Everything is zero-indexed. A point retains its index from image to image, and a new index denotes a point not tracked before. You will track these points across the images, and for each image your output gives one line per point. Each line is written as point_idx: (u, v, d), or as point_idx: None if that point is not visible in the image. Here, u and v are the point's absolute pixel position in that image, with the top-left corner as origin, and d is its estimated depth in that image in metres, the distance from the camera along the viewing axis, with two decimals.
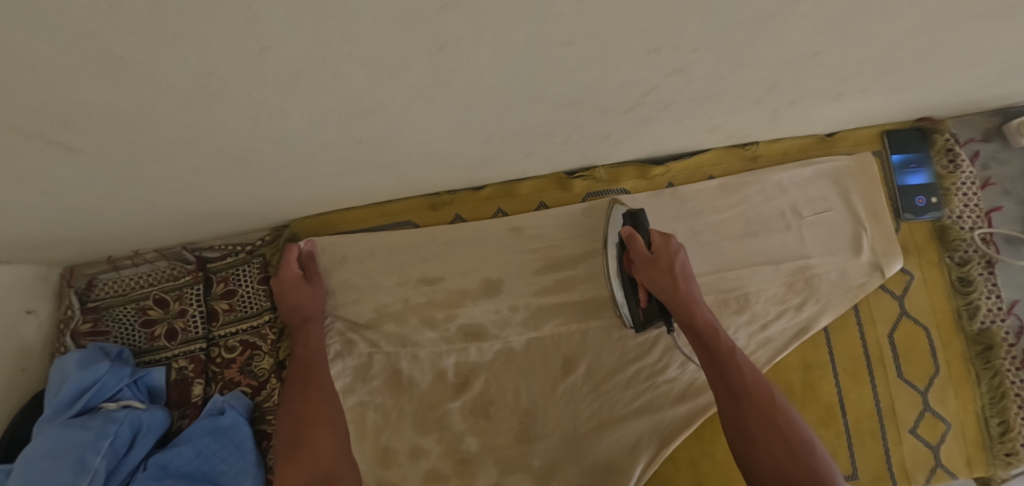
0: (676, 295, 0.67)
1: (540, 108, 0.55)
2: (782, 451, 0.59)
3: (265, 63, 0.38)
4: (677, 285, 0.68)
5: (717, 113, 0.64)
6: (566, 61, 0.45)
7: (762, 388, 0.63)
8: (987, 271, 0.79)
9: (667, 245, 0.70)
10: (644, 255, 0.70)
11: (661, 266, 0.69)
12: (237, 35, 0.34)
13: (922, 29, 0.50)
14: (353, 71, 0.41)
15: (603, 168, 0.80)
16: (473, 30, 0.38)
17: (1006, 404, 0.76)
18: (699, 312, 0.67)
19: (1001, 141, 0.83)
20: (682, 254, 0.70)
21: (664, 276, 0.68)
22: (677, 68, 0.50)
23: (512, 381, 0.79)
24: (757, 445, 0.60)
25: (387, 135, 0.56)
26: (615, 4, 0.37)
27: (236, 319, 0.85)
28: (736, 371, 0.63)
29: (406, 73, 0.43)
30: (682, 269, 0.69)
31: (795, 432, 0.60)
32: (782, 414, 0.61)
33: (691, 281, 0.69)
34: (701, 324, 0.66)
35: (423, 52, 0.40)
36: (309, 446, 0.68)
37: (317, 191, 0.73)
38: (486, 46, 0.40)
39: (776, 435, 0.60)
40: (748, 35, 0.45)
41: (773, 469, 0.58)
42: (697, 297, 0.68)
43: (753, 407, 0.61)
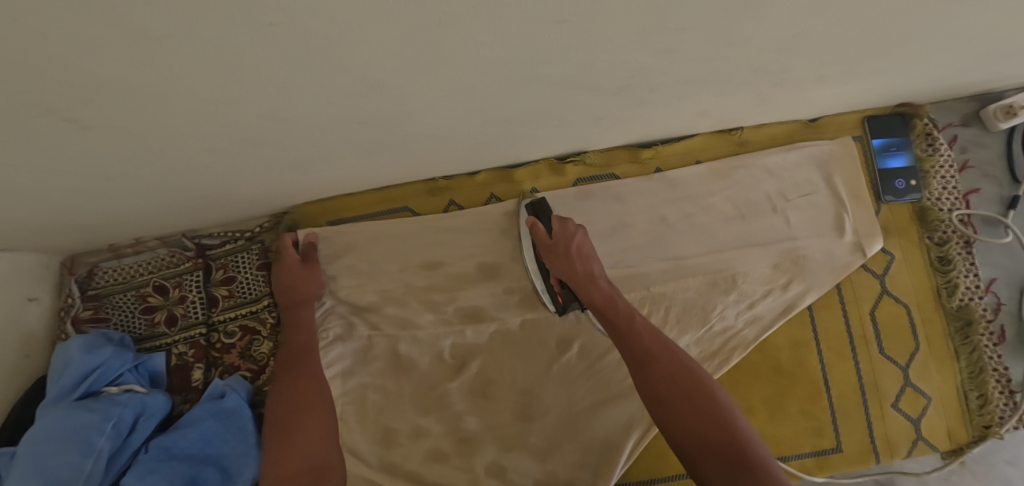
0: (574, 277, 0.70)
1: (538, 88, 0.57)
2: (689, 409, 0.61)
3: (274, 38, 0.40)
4: (573, 268, 0.70)
5: (706, 97, 0.67)
6: (560, 40, 0.47)
7: (662, 351, 0.65)
8: (965, 250, 0.83)
9: (564, 230, 0.72)
10: (547, 243, 0.73)
11: (558, 251, 0.72)
12: (248, 7, 0.36)
13: (898, 12, 0.53)
14: (358, 48, 0.43)
15: (595, 153, 0.82)
16: (471, 7, 0.40)
17: (984, 378, 0.80)
18: (596, 290, 0.69)
19: (978, 126, 0.87)
20: (580, 234, 0.72)
21: (564, 262, 0.71)
22: (666, 49, 0.52)
23: (508, 361, 0.80)
24: (668, 408, 0.62)
25: (390, 116, 0.59)
26: None
27: (236, 305, 0.86)
28: (638, 342, 0.65)
29: (408, 51, 0.45)
30: (580, 249, 0.71)
31: (699, 388, 0.62)
32: (686, 374, 0.63)
33: (591, 259, 0.71)
34: (602, 302, 0.69)
35: (425, 30, 0.42)
36: (301, 433, 0.69)
37: (318, 175, 0.75)
38: (483, 23, 0.42)
39: (683, 396, 0.62)
40: (733, 15, 0.48)
41: (685, 429, 0.60)
42: (595, 274, 0.70)
43: (658, 373, 0.63)
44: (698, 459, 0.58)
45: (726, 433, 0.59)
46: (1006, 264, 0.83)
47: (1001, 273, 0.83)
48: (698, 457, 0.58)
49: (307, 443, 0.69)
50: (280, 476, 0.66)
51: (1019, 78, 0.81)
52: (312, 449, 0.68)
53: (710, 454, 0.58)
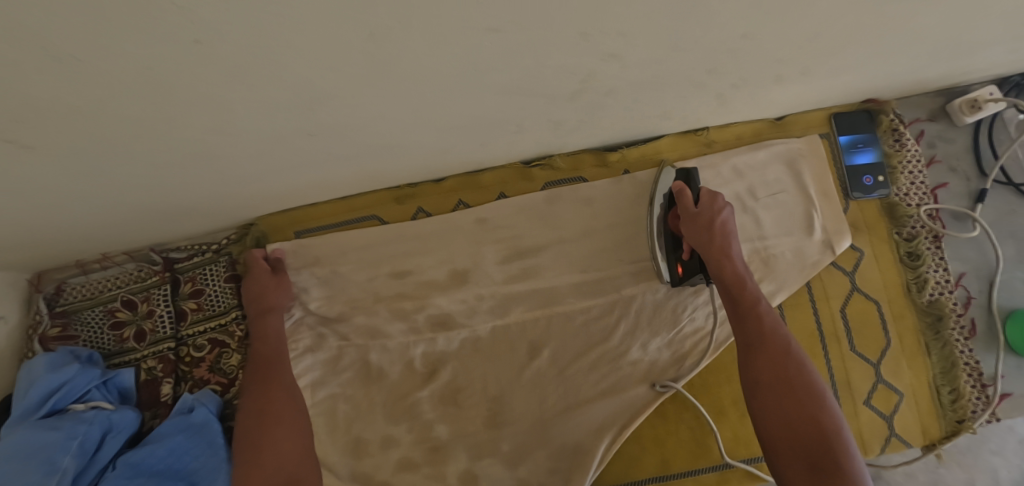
0: (710, 249, 0.67)
1: (488, 95, 0.57)
2: (792, 403, 0.60)
3: (204, 56, 0.40)
4: (712, 241, 0.67)
5: (665, 99, 0.67)
6: (498, 47, 0.47)
7: (779, 342, 0.63)
8: (934, 245, 0.82)
9: (712, 203, 0.69)
10: (689, 211, 0.70)
11: (701, 221, 0.69)
12: (173, 27, 0.35)
13: (844, 12, 0.53)
14: (293, 61, 0.43)
15: (561, 156, 0.83)
16: (401, 20, 0.39)
17: (956, 373, 0.80)
18: (729, 266, 0.66)
19: (945, 120, 0.87)
20: (727, 211, 0.69)
21: (702, 233, 0.68)
22: (611, 54, 0.52)
23: (479, 368, 0.80)
24: (768, 397, 0.61)
25: (341, 126, 0.59)
26: None
27: (204, 318, 0.85)
28: (755, 327, 0.64)
29: (345, 62, 0.45)
30: (725, 225, 0.68)
31: (807, 386, 0.61)
32: (796, 369, 0.62)
33: (732, 237, 0.68)
34: (730, 279, 0.66)
35: (358, 42, 0.42)
36: (270, 447, 0.69)
37: (280, 185, 0.74)
38: (418, 34, 0.42)
39: (788, 390, 0.61)
40: (672, 20, 0.48)
41: (780, 421, 0.59)
42: (731, 252, 0.67)
43: (767, 358, 0.62)
44: (782, 452, 0.58)
45: (825, 440, 0.57)
46: (973, 257, 0.84)
47: (970, 267, 0.83)
48: (783, 450, 0.58)
49: (278, 454, 0.69)
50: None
51: (981, 73, 0.82)
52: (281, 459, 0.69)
53: (798, 452, 0.57)
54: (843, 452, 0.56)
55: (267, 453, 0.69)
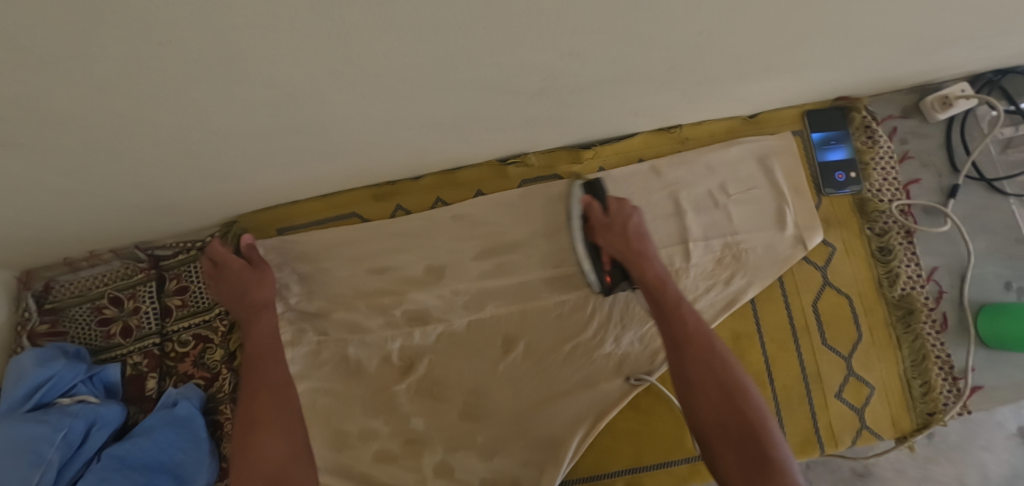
0: (630, 253, 0.71)
1: (454, 93, 0.59)
2: (718, 397, 0.64)
3: (172, 60, 0.41)
4: (629, 246, 0.71)
5: (632, 96, 0.68)
6: (456, 48, 0.49)
7: (702, 337, 0.67)
8: (906, 240, 0.83)
9: (621, 209, 0.74)
10: (600, 220, 0.73)
11: (616, 229, 0.72)
12: (134, 33, 0.37)
13: (796, 11, 0.54)
14: (259, 66, 0.45)
15: (536, 154, 0.84)
16: (357, 25, 0.41)
17: (926, 366, 0.81)
18: (650, 268, 0.70)
19: (918, 117, 0.88)
20: (636, 215, 0.74)
21: (620, 240, 0.72)
22: (570, 52, 0.54)
23: (455, 361, 0.81)
24: (694, 391, 0.65)
25: (313, 124, 0.61)
26: None
27: (188, 314, 0.87)
28: (679, 325, 0.67)
29: (309, 65, 0.47)
30: (637, 229, 0.73)
31: (730, 377, 0.65)
32: (720, 363, 0.65)
33: (647, 239, 0.72)
34: (650, 280, 0.70)
35: (319, 46, 0.44)
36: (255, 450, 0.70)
37: (259, 183, 0.76)
38: (375, 35, 0.43)
39: (713, 383, 0.64)
40: (625, 19, 0.49)
41: (707, 413, 0.64)
42: (650, 255, 0.71)
43: (693, 354, 0.66)
44: (711, 441, 0.63)
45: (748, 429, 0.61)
46: (946, 252, 0.84)
47: (942, 262, 0.84)
48: (716, 442, 0.62)
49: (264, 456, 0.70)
50: None
51: (951, 69, 0.83)
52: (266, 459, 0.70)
53: (725, 440, 0.62)
54: (764, 438, 0.61)
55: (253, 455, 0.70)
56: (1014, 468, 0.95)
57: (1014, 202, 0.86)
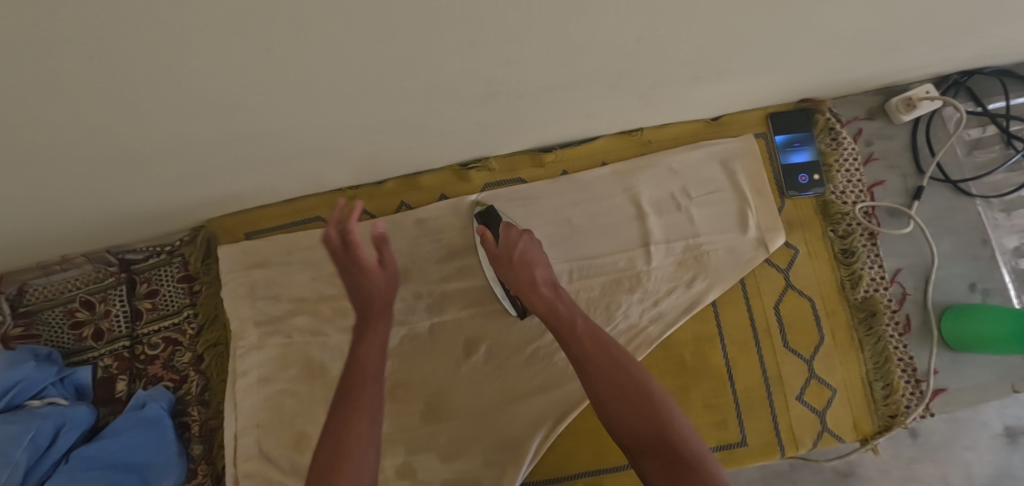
0: (520, 283, 0.71)
1: (399, 100, 0.60)
2: (628, 411, 0.61)
3: (106, 71, 0.42)
4: (516, 277, 0.71)
5: (584, 101, 0.68)
6: (391, 57, 0.50)
7: (603, 353, 0.65)
8: (869, 242, 0.83)
9: (508, 237, 0.74)
10: (492, 252, 0.74)
11: (503, 260, 0.73)
12: (62, 46, 0.38)
13: (735, 16, 0.54)
14: (194, 77, 0.46)
15: (496, 159, 0.85)
16: (283, 36, 0.42)
17: (889, 368, 0.81)
18: (539, 297, 0.70)
19: (883, 118, 0.88)
20: (523, 241, 0.74)
21: (509, 271, 0.72)
22: (510, 59, 0.55)
23: (418, 364, 0.82)
24: (608, 409, 0.63)
25: (264, 132, 0.62)
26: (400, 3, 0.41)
27: (158, 317, 0.88)
28: (578, 346, 0.66)
29: (245, 75, 0.48)
30: (524, 255, 0.73)
31: (637, 387, 0.63)
32: (624, 374, 0.63)
33: (534, 264, 0.72)
34: (544, 308, 0.69)
35: (250, 55, 0.44)
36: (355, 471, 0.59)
37: (222, 189, 0.77)
38: (304, 44, 0.44)
39: (621, 396, 0.62)
40: (557, 26, 0.50)
41: (626, 427, 0.61)
42: (540, 279, 0.71)
43: (597, 372, 0.64)
44: (636, 453, 0.61)
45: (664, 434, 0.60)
46: (911, 253, 0.84)
47: (906, 263, 0.84)
48: (639, 455, 0.61)
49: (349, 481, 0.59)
50: None
51: (913, 71, 0.83)
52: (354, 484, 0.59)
53: (649, 450, 0.60)
54: (679, 440, 0.59)
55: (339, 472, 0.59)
56: (996, 468, 0.94)
57: (979, 203, 0.87)
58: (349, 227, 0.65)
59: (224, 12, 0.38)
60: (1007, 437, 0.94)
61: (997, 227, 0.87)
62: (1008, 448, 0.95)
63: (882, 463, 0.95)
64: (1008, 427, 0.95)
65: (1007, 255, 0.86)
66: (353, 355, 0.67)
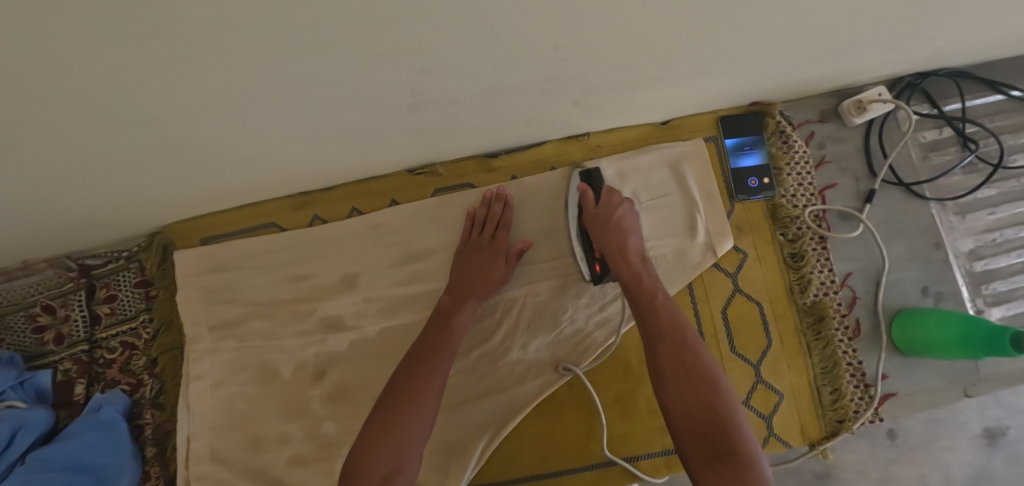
0: (609, 247, 0.73)
1: (323, 109, 0.61)
2: (688, 390, 0.59)
3: (13, 79, 0.45)
4: (608, 239, 0.73)
5: (519, 107, 0.68)
6: (298, 68, 0.51)
7: (676, 329, 0.63)
8: (819, 246, 0.83)
9: (610, 201, 0.77)
10: (592, 211, 0.77)
11: (599, 221, 0.75)
12: None
13: (647, 24, 0.54)
14: (106, 84, 0.49)
15: (443, 165, 0.85)
16: (179, 46, 0.45)
17: (837, 372, 0.80)
18: (623, 265, 0.71)
19: (837, 121, 0.87)
20: (623, 208, 0.76)
21: (603, 231, 0.74)
22: (424, 68, 0.55)
23: (367, 368, 0.83)
24: (664, 382, 0.61)
25: (195, 141, 0.63)
26: (286, 19, 0.43)
27: (117, 322, 0.89)
28: (653, 317, 0.65)
29: (157, 83, 0.50)
30: (621, 221, 0.75)
31: (703, 371, 0.60)
32: (692, 355, 0.61)
33: (629, 233, 0.73)
34: (626, 276, 0.70)
35: (157, 67, 0.47)
36: (401, 432, 0.64)
37: (169, 197, 0.78)
38: (207, 59, 0.47)
39: (683, 374, 0.60)
40: (460, 35, 0.50)
41: (678, 405, 0.59)
42: (630, 249, 0.72)
43: (665, 345, 0.63)
44: (681, 435, 0.58)
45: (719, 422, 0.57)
46: (861, 257, 0.84)
47: (857, 267, 0.84)
48: (686, 440, 0.58)
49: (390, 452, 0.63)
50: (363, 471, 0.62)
51: (865, 74, 0.82)
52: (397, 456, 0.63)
53: (696, 433, 0.57)
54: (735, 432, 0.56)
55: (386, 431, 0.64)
56: (975, 471, 0.92)
57: (933, 206, 0.86)
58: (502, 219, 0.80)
59: (117, 26, 0.41)
60: (986, 437, 0.92)
61: (952, 230, 0.86)
62: (987, 449, 0.93)
63: (860, 464, 0.93)
64: (987, 428, 0.93)
65: (962, 258, 0.85)
66: (443, 331, 0.74)
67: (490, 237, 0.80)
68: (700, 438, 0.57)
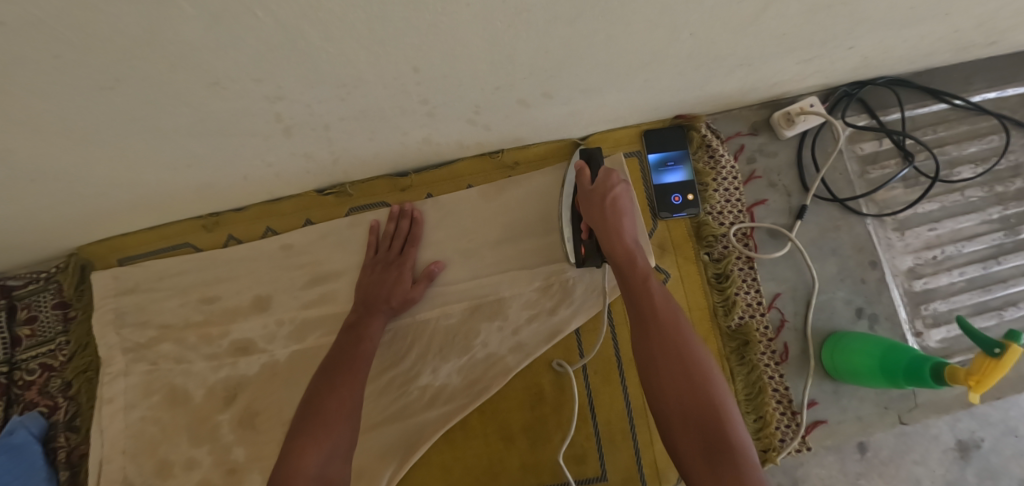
0: (603, 226, 0.63)
1: (187, 137, 0.58)
2: (684, 385, 0.52)
3: None
4: (604, 220, 0.64)
5: (407, 127, 0.66)
6: (137, 102, 0.49)
7: (671, 317, 0.56)
8: (746, 266, 0.80)
9: (608, 178, 0.67)
10: (587, 189, 0.68)
11: (595, 200, 0.66)
12: None
13: (511, 47, 0.50)
14: None
15: (353, 185, 0.84)
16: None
17: (763, 400, 0.76)
18: (620, 243, 0.61)
19: (768, 134, 0.83)
20: (622, 188, 0.66)
21: (597, 213, 0.65)
22: (277, 95, 0.52)
23: (277, 392, 0.81)
24: (656, 371, 0.53)
25: (63, 172, 0.60)
26: (89, 54, 0.40)
27: (36, 344, 0.87)
28: (646, 302, 0.57)
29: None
30: (616, 201, 0.65)
31: (697, 359, 0.53)
32: (686, 343, 0.54)
33: (624, 213, 0.64)
34: (620, 257, 0.61)
35: None
36: (333, 437, 0.60)
37: (67, 223, 0.76)
38: (28, 96, 0.45)
39: (677, 362, 0.53)
40: (298, 61, 0.46)
41: (669, 393, 0.52)
42: (626, 231, 0.63)
43: (658, 331, 0.55)
44: (675, 427, 0.51)
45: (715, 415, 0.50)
46: (791, 277, 0.80)
47: (786, 288, 0.80)
48: (678, 429, 0.51)
49: (320, 464, 0.58)
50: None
51: (792, 85, 0.78)
52: (325, 468, 0.58)
53: (689, 425, 0.50)
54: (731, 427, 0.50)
55: (311, 441, 0.59)
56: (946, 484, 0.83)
57: (871, 222, 0.82)
58: (411, 237, 0.79)
59: None
60: (959, 451, 0.84)
61: (890, 248, 0.81)
62: (960, 463, 0.84)
63: (829, 478, 0.83)
64: (960, 441, 0.84)
65: (900, 277, 0.81)
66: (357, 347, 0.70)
67: (398, 254, 0.78)
68: (696, 431, 0.50)
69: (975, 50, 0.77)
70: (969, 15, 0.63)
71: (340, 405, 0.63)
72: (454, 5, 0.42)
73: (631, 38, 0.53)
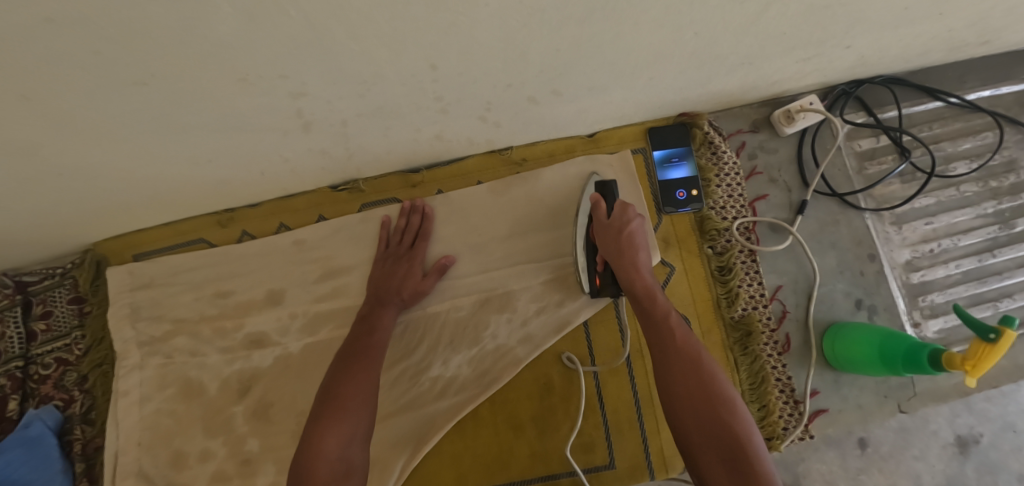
0: (621, 260, 0.65)
1: (211, 133, 0.60)
2: (707, 418, 0.52)
3: None
4: (621, 254, 0.65)
5: (420, 124, 0.68)
6: (164, 97, 0.51)
7: (691, 350, 0.56)
8: (748, 260, 0.82)
9: (625, 213, 0.69)
10: (603, 222, 0.70)
11: (611, 233, 0.68)
12: None
13: (524, 45, 0.53)
14: None
15: (365, 181, 0.86)
16: (34, 80, 0.44)
17: (766, 389, 0.78)
18: (638, 279, 0.63)
19: (769, 131, 0.86)
20: (638, 221, 0.68)
21: (613, 244, 0.67)
22: (298, 91, 0.54)
23: (290, 384, 0.82)
24: (678, 403, 0.54)
25: (87, 167, 0.62)
26: (126, 50, 0.42)
27: (52, 338, 0.88)
28: (667, 336, 0.58)
29: (23, 115, 0.49)
30: (633, 235, 0.67)
31: (720, 390, 0.54)
32: (708, 376, 0.55)
33: (640, 248, 0.66)
34: (639, 292, 0.62)
35: (14, 99, 0.46)
36: (351, 420, 0.62)
37: (87, 218, 0.78)
38: (64, 91, 0.47)
39: (700, 396, 0.54)
40: (321, 58, 0.48)
41: (693, 426, 0.53)
42: (643, 267, 0.64)
43: (680, 365, 0.56)
44: (700, 459, 0.52)
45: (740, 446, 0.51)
46: (791, 269, 0.82)
47: (787, 280, 0.82)
48: (704, 463, 0.52)
49: (341, 448, 0.60)
50: (310, 476, 0.57)
51: (792, 83, 0.80)
52: (346, 451, 0.60)
53: (716, 460, 0.51)
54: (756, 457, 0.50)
55: (331, 427, 0.61)
56: (946, 478, 0.85)
57: (869, 216, 0.84)
58: (422, 231, 0.81)
59: None
60: (958, 445, 0.85)
61: (888, 242, 0.84)
62: (959, 457, 0.86)
63: (830, 474, 0.85)
64: (959, 434, 0.86)
65: (898, 269, 0.83)
66: (372, 337, 0.72)
67: (410, 247, 0.81)
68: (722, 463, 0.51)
69: (969, 49, 0.80)
70: (962, 15, 0.65)
71: (356, 393, 0.65)
72: (473, 4, 0.44)
73: (638, 37, 0.55)
